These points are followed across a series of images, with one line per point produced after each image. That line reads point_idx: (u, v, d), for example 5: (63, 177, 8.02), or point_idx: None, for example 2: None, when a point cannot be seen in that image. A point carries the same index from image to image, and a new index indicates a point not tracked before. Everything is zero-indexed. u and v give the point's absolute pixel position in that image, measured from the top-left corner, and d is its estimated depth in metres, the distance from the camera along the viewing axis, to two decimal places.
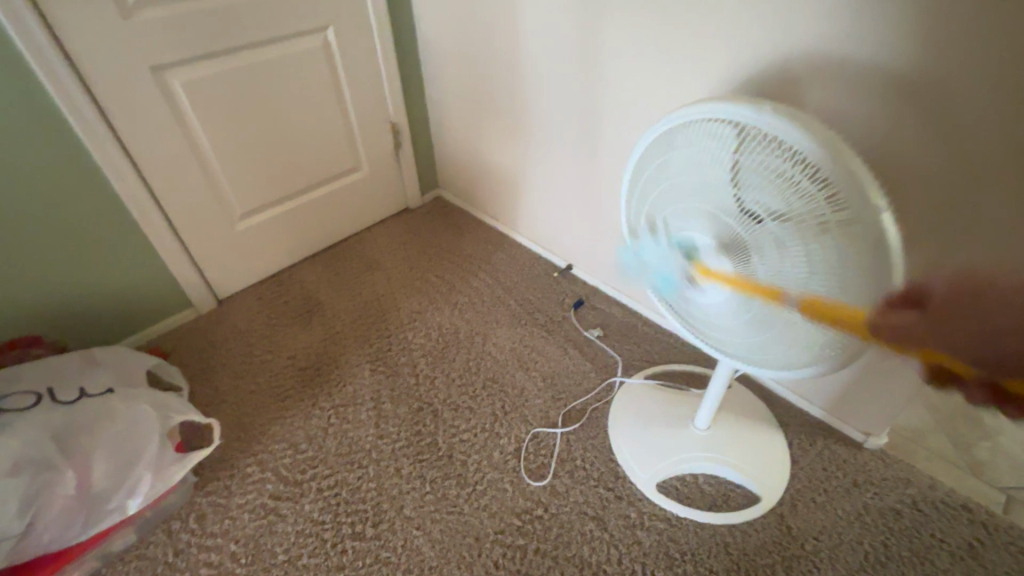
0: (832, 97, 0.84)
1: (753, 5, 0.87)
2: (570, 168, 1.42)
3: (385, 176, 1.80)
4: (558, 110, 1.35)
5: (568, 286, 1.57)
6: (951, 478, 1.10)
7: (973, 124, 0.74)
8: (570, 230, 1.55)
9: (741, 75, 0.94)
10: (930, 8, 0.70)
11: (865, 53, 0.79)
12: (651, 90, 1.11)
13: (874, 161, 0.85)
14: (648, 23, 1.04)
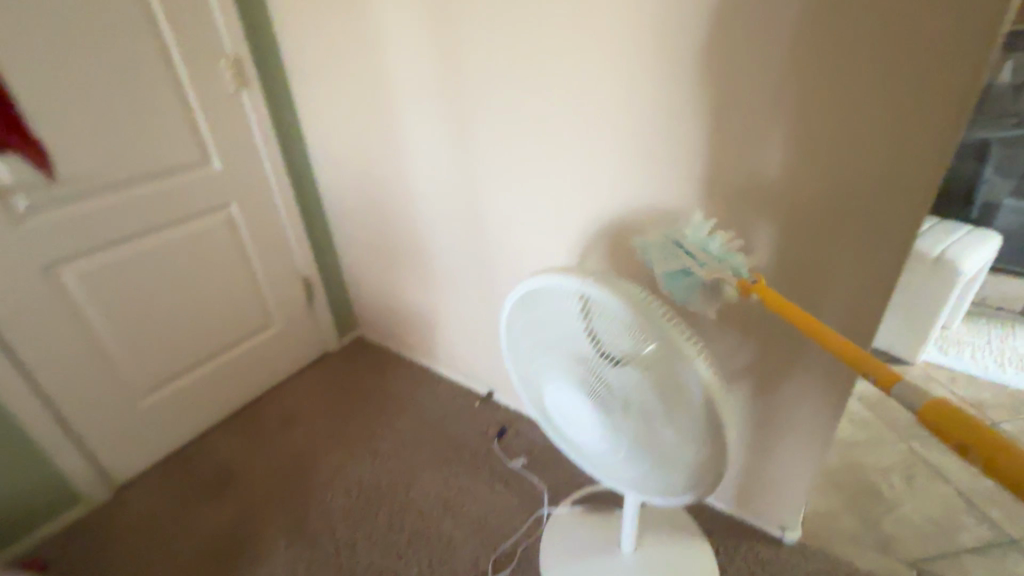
0: (669, 237, 1.02)
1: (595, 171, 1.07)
2: (474, 304, 1.53)
3: (300, 327, 1.82)
4: (455, 254, 1.49)
5: (489, 414, 1.59)
6: (865, 559, 1.15)
7: (774, 254, 0.91)
8: (484, 359, 1.62)
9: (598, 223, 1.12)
10: (717, 170, 0.91)
11: (683, 205, 0.97)
12: (530, 236, 1.27)
13: None
14: (518, 185, 1.22)
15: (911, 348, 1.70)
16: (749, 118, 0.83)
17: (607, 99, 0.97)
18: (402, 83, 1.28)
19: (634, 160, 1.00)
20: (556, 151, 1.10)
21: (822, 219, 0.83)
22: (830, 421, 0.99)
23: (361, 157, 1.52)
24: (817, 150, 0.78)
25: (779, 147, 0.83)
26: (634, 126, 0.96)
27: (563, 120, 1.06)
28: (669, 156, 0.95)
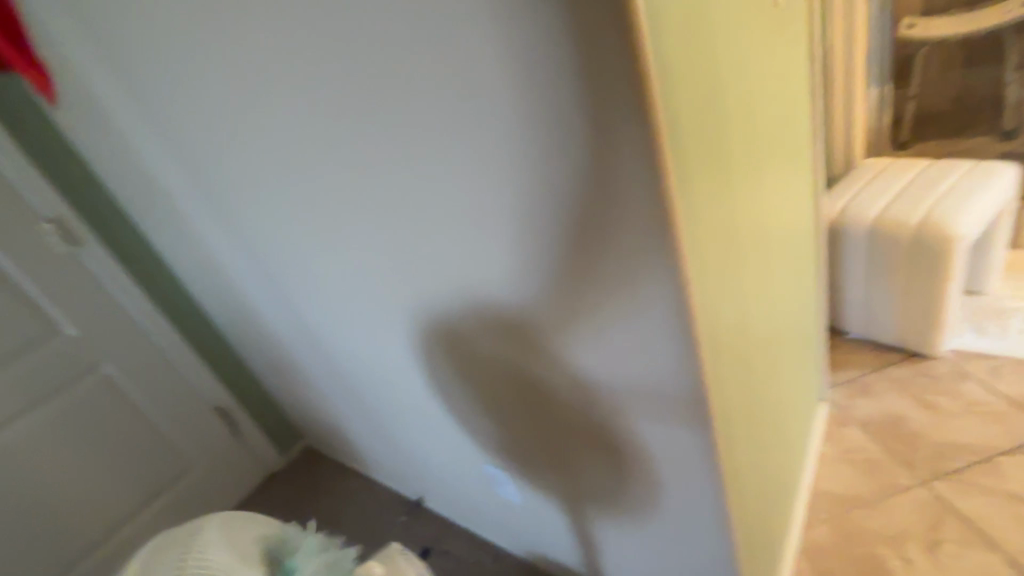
0: (456, 331, 0.78)
1: (376, 292, 0.85)
2: (359, 417, 1.37)
3: (232, 457, 1.72)
4: (331, 382, 1.31)
5: (417, 530, 1.39)
6: None
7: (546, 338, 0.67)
8: (395, 469, 1.48)
9: (393, 327, 0.89)
10: (471, 270, 0.66)
11: (444, 304, 0.75)
12: (353, 337, 1.04)
13: (544, 380, 0.74)
14: (308, 285, 1.00)
15: (922, 338, 1.30)
16: (463, 201, 0.59)
17: (327, 206, 0.76)
18: (211, 229, 1.13)
19: (376, 259, 0.78)
20: (328, 271, 0.90)
21: (564, 302, 0.61)
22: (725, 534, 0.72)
23: (211, 278, 1.37)
24: (529, 208, 0.54)
25: (508, 228, 0.58)
26: (372, 232, 0.74)
27: (312, 232, 0.84)
28: (394, 251, 0.73)
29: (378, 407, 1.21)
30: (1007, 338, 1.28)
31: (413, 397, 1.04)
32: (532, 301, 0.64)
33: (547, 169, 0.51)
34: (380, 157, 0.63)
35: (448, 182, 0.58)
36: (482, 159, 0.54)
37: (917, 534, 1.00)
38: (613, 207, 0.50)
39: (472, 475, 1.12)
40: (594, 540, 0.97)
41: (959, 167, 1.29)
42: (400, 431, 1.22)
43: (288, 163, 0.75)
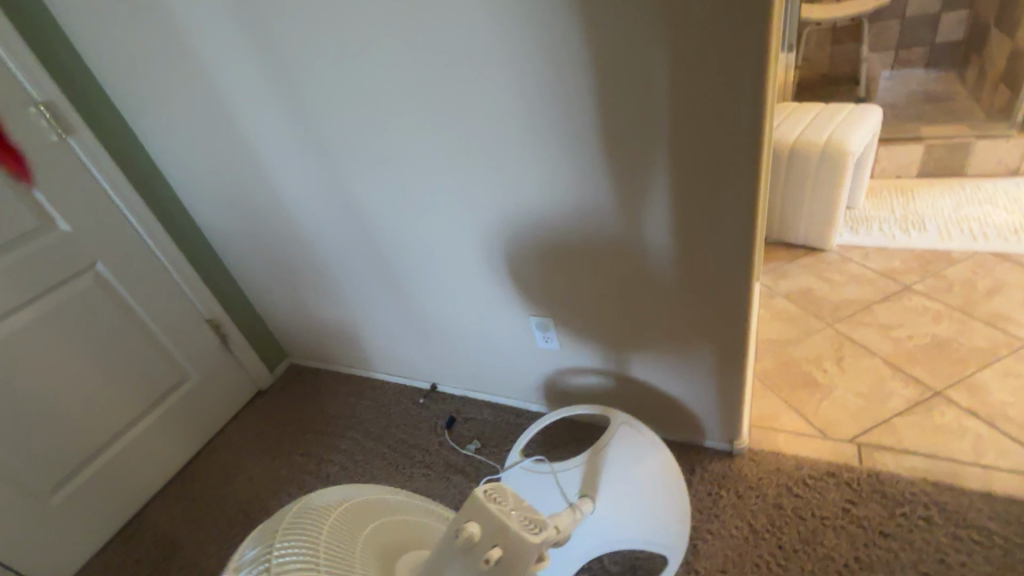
0: (549, 176, 0.98)
1: (473, 154, 1.02)
2: (384, 307, 1.47)
3: (223, 372, 1.70)
4: (365, 275, 1.41)
5: (437, 408, 1.55)
6: (810, 447, 1.18)
7: (637, 168, 0.90)
8: (410, 363, 1.60)
9: (478, 187, 1.06)
10: (592, 111, 0.87)
11: (546, 151, 0.95)
12: (416, 210, 1.18)
13: (622, 210, 0.97)
14: (382, 158, 1.11)
15: (823, 236, 1.73)
16: (603, 43, 0.80)
17: (450, 62, 0.91)
18: (258, 111, 1.17)
19: (485, 116, 0.95)
20: (420, 140, 1.04)
21: (665, 131, 0.84)
22: (743, 324, 1.01)
23: (224, 175, 1.37)
24: (662, 50, 0.77)
25: (636, 68, 0.80)
26: (493, 87, 0.91)
27: (415, 97, 0.98)
28: (513, 103, 0.91)
29: (422, 289, 1.35)
30: (873, 235, 1.77)
31: (470, 262, 1.21)
32: (640, 132, 0.86)
33: (686, 11, 0.72)
34: (532, 8, 0.80)
35: (596, 27, 0.79)
36: (633, 7, 0.75)
37: (830, 356, 1.40)
38: (729, 43, 0.72)
39: (513, 337, 1.32)
40: (623, 370, 1.22)
41: (849, 107, 1.74)
42: (441, 312, 1.38)
43: (417, 22, 0.88)
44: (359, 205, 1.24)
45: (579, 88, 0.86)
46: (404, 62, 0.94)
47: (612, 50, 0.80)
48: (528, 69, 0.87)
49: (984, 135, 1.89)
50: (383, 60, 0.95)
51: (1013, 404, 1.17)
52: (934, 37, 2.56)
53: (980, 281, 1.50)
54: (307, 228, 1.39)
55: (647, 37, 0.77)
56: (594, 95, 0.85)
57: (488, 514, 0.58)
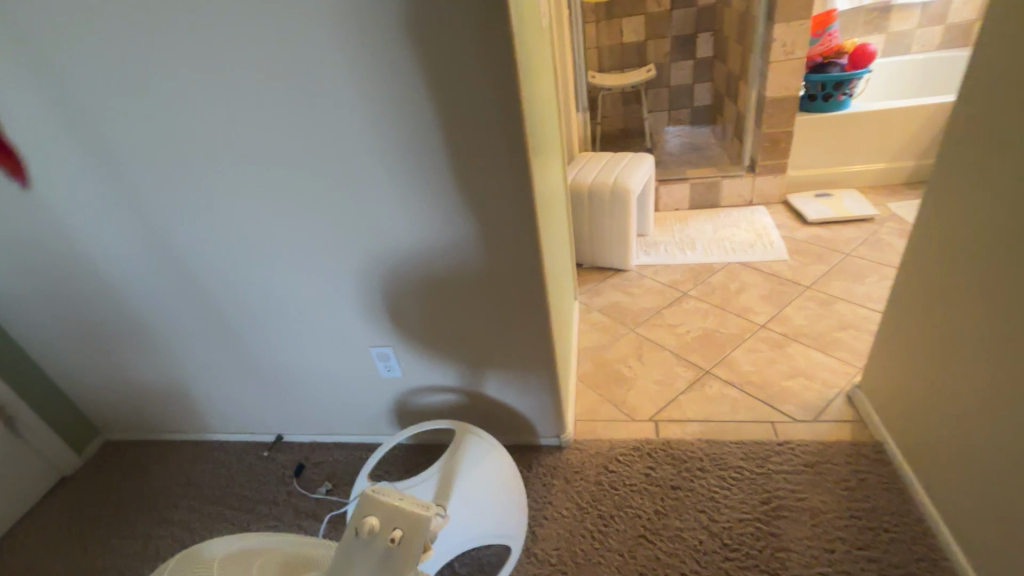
0: (369, 216, 1.09)
1: (294, 199, 1.08)
2: (217, 359, 1.41)
3: (10, 461, 1.45)
4: (192, 326, 1.35)
5: (284, 458, 1.50)
6: (620, 430, 1.42)
7: (443, 207, 1.05)
8: (250, 416, 1.53)
9: (303, 229, 1.12)
10: (398, 157, 1.00)
11: (363, 195, 1.06)
12: (242, 255, 1.19)
13: (436, 242, 1.11)
14: (201, 206, 1.12)
15: (624, 258, 2.10)
16: (400, 102, 0.93)
17: (262, 113, 0.97)
18: (47, 162, 1.10)
19: (302, 165, 1.03)
20: (240, 186, 1.07)
21: (460, 176, 1.01)
22: (549, 332, 1.20)
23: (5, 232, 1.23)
24: (446, 111, 0.93)
25: (429, 125, 0.95)
26: (307, 136, 0.99)
27: (230, 148, 1.02)
28: (327, 154, 1.01)
29: (259, 332, 1.34)
30: (660, 255, 2.19)
31: (305, 302, 1.25)
32: (440, 175, 1.01)
33: (460, 82, 0.90)
34: (331, 70, 0.91)
35: (392, 89, 0.92)
36: (418, 77, 0.90)
37: (634, 353, 1.69)
38: (496, 108, 0.91)
39: (356, 369, 1.37)
40: (461, 387, 1.34)
41: (631, 155, 2.16)
42: (281, 354, 1.37)
43: (224, 76, 0.93)
44: (180, 253, 1.21)
45: (384, 141, 0.98)
46: (215, 113, 0.98)
47: (406, 111, 0.94)
48: (337, 124, 0.97)
49: (727, 175, 2.48)
50: (192, 110, 0.98)
51: (754, 372, 1.55)
52: (692, 102, 3.29)
53: (731, 284, 1.96)
54: (118, 283, 1.30)
55: (434, 101, 0.93)
56: (397, 147, 0.99)
57: (382, 506, 0.66)
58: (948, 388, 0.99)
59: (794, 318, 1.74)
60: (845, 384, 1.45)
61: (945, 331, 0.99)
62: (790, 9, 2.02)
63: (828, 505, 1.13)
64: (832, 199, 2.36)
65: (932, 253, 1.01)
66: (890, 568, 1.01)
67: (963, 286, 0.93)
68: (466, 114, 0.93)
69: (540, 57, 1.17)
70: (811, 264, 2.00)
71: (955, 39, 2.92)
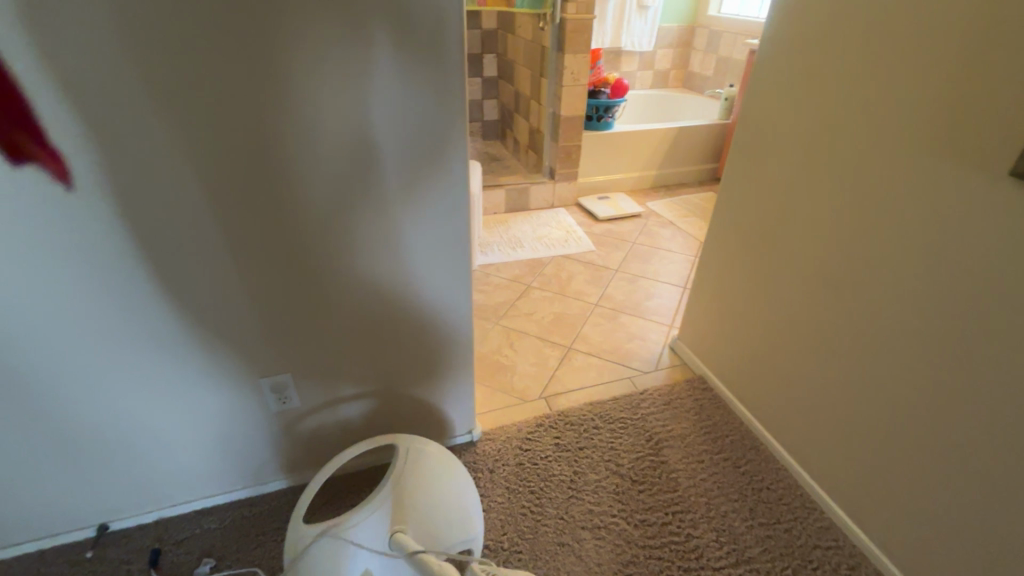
0: (275, 224, 0.93)
1: (173, 205, 0.86)
2: (5, 436, 0.99)
3: None
4: None
5: (125, 551, 1.14)
6: (518, 413, 1.53)
7: (367, 213, 0.98)
8: (58, 508, 1.12)
9: (183, 242, 0.90)
10: (323, 153, 0.89)
11: (270, 200, 0.90)
12: (78, 280, 0.88)
13: (355, 251, 1.01)
14: (10, 217, 0.80)
15: None
16: (331, 89, 0.83)
17: (132, 89, 0.75)
18: None
19: (191, 164, 0.83)
20: (79, 182, 0.80)
21: (390, 178, 0.95)
22: (467, 329, 1.22)
23: None
24: (384, 108, 0.88)
25: (361, 121, 0.88)
26: (200, 127, 0.80)
27: (77, 138, 0.77)
28: (227, 152, 0.84)
29: (85, 385, 1.00)
30: (496, 254, 2.38)
31: (173, 335, 1.00)
32: (368, 176, 0.94)
33: (402, 80, 0.86)
34: (247, 50, 0.76)
35: (321, 77, 0.82)
36: (353, 69, 0.83)
37: (504, 344, 1.81)
38: (438, 111, 0.91)
39: (236, 409, 1.14)
40: (369, 404, 1.25)
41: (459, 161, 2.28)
42: (122, 409, 1.05)
43: (79, 44, 0.70)
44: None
45: (303, 138, 0.86)
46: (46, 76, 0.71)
47: (336, 103, 0.85)
48: (242, 117, 0.82)
49: (532, 181, 2.83)
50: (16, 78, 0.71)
51: (603, 342, 1.84)
52: (482, 116, 3.60)
53: (562, 273, 2.26)
54: None
55: (367, 96, 0.86)
56: (320, 145, 0.88)
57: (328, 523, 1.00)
58: (755, 313, 1.41)
59: (615, 295, 2.12)
60: (666, 339, 1.87)
61: (746, 271, 1.42)
62: (575, 43, 2.44)
63: (688, 428, 1.47)
64: (611, 201, 2.93)
65: (734, 218, 1.44)
66: (738, 461, 1.38)
67: (760, 240, 1.35)
68: (403, 111, 0.89)
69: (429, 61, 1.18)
70: (612, 252, 2.46)
71: (661, 82, 3.93)
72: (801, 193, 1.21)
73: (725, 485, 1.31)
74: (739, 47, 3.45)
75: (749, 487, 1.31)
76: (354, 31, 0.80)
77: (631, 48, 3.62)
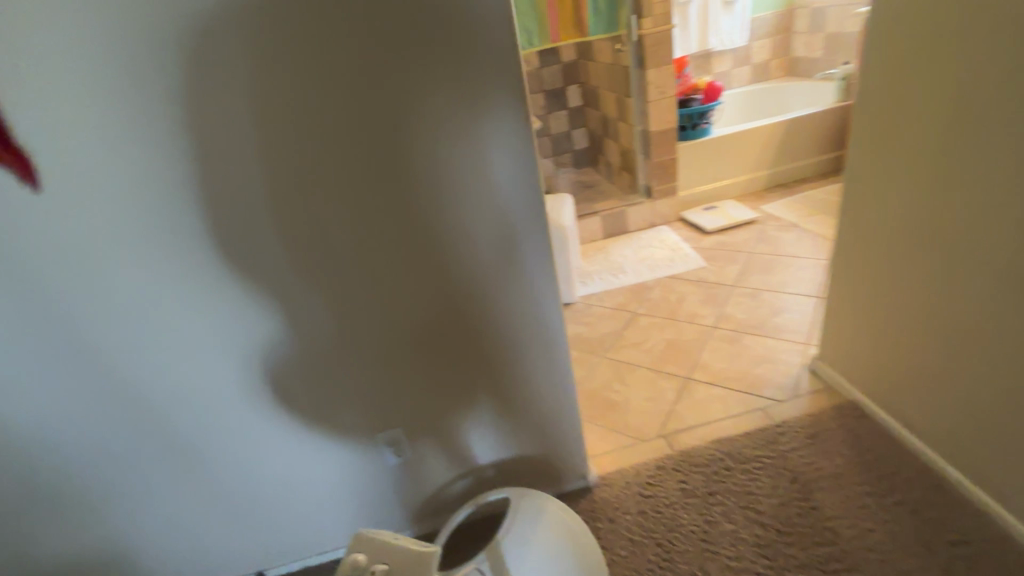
0: (375, 290, 1.00)
1: (293, 283, 0.97)
2: (186, 493, 1.17)
3: None
4: (153, 459, 1.11)
5: None
6: (636, 453, 1.42)
7: (454, 268, 1.01)
8: (228, 554, 1.27)
9: (304, 314, 1.01)
10: (408, 218, 0.94)
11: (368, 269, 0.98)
12: (229, 355, 1.03)
13: (449, 306, 1.05)
14: (178, 309, 0.97)
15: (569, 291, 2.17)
16: (411, 151, 0.90)
17: (254, 191, 0.88)
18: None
19: (303, 246, 0.94)
20: (212, 264, 0.94)
21: (472, 233, 0.98)
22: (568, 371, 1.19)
23: None
24: (458, 169, 0.91)
25: (439, 184, 0.92)
26: (308, 213, 0.91)
27: (218, 238, 0.91)
28: (329, 231, 0.93)
29: (240, 446, 1.14)
30: (597, 283, 2.31)
31: (303, 397, 1.10)
32: (452, 234, 0.97)
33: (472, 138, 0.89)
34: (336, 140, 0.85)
35: (399, 151, 0.88)
36: (426, 138, 0.88)
37: (615, 379, 1.72)
38: (510, 161, 0.92)
39: (360, 462, 1.21)
40: (479, 452, 1.25)
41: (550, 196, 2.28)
42: (270, 466, 1.18)
43: (215, 162, 0.85)
44: (121, 363, 1.00)
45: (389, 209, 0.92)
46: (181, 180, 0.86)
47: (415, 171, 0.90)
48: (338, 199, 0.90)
49: (629, 203, 2.73)
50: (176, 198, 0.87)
51: (726, 368, 1.67)
52: (572, 146, 3.61)
53: (671, 296, 2.12)
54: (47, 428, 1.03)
55: (441, 160, 0.90)
56: (405, 213, 0.93)
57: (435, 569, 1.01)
58: (914, 318, 1.18)
59: (734, 313, 1.92)
60: (802, 359, 1.63)
61: (891, 273, 1.20)
62: (656, 57, 2.36)
63: (844, 465, 1.24)
64: (719, 211, 2.71)
65: (865, 215, 1.24)
66: (916, 505, 1.13)
67: (904, 236, 1.14)
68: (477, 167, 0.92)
69: None
70: (726, 266, 2.25)
71: (760, 75, 3.63)
72: (949, 176, 1.00)
73: (903, 536, 1.08)
74: (850, 19, 3.07)
75: (939, 539, 1.06)
76: (421, 98, 0.84)
77: (721, 48, 3.40)
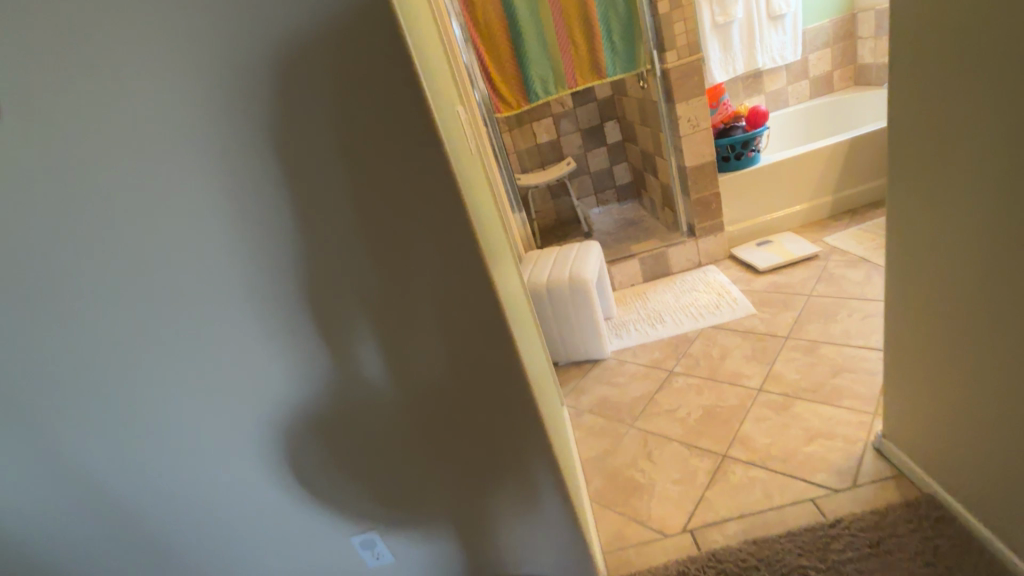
0: (331, 392, 0.95)
1: (253, 387, 0.95)
2: None
3: None
4: (147, 553, 1.13)
5: None
6: (656, 552, 1.24)
7: (410, 368, 0.94)
8: None
9: (268, 416, 0.98)
10: (354, 322, 0.89)
11: (321, 373, 0.93)
12: (205, 457, 1.02)
13: (410, 405, 0.98)
14: (152, 416, 0.98)
15: (598, 348, 2.02)
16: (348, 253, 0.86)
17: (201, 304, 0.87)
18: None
19: (255, 352, 0.92)
20: (166, 372, 0.93)
21: (423, 332, 0.91)
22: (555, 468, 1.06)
23: None
24: (397, 269, 0.85)
25: (381, 286, 0.86)
26: (255, 321, 0.89)
27: (177, 349, 0.91)
28: (278, 338, 0.90)
29: (225, 542, 1.12)
30: (632, 335, 2.13)
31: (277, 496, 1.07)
32: (403, 334, 0.91)
33: (408, 237, 0.83)
34: (271, 250, 0.83)
35: (334, 256, 0.84)
36: (359, 241, 0.83)
37: (641, 454, 1.54)
38: (452, 257, 0.85)
39: (343, 561, 1.16)
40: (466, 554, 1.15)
41: (576, 246, 2.17)
42: (256, 562, 1.16)
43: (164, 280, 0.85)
44: (107, 467, 1.02)
45: (333, 313, 0.88)
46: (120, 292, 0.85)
47: (352, 275, 0.85)
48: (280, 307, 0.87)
49: (670, 243, 2.53)
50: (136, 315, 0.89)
51: (771, 444, 1.43)
52: (614, 182, 3.47)
53: (713, 351, 1.89)
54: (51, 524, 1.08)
55: (378, 262, 0.84)
56: (350, 316, 0.89)
57: None
58: (998, 411, 0.92)
59: (786, 373, 1.66)
60: (867, 435, 1.36)
61: (956, 348, 0.96)
62: (685, 90, 2.20)
63: None
64: (774, 246, 2.44)
65: (913, 277, 1.02)
66: None
67: (963, 306, 0.91)
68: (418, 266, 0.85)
69: (474, 187, 1.13)
70: (780, 313, 1.98)
71: (823, 88, 3.29)
72: (1007, 237, 0.78)
73: None
74: None
75: None
76: (347, 203, 0.80)
77: (772, 65, 3.14)
